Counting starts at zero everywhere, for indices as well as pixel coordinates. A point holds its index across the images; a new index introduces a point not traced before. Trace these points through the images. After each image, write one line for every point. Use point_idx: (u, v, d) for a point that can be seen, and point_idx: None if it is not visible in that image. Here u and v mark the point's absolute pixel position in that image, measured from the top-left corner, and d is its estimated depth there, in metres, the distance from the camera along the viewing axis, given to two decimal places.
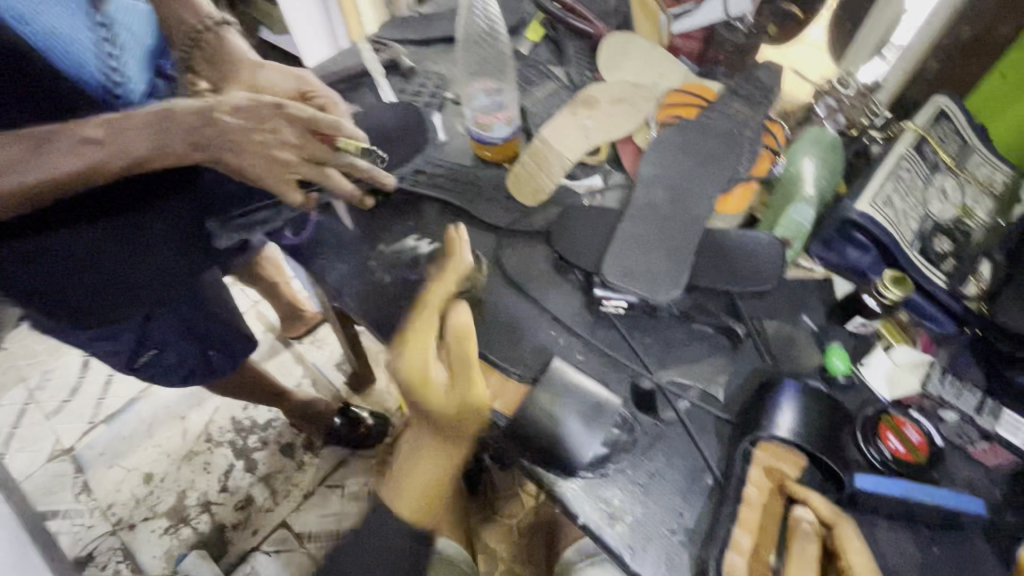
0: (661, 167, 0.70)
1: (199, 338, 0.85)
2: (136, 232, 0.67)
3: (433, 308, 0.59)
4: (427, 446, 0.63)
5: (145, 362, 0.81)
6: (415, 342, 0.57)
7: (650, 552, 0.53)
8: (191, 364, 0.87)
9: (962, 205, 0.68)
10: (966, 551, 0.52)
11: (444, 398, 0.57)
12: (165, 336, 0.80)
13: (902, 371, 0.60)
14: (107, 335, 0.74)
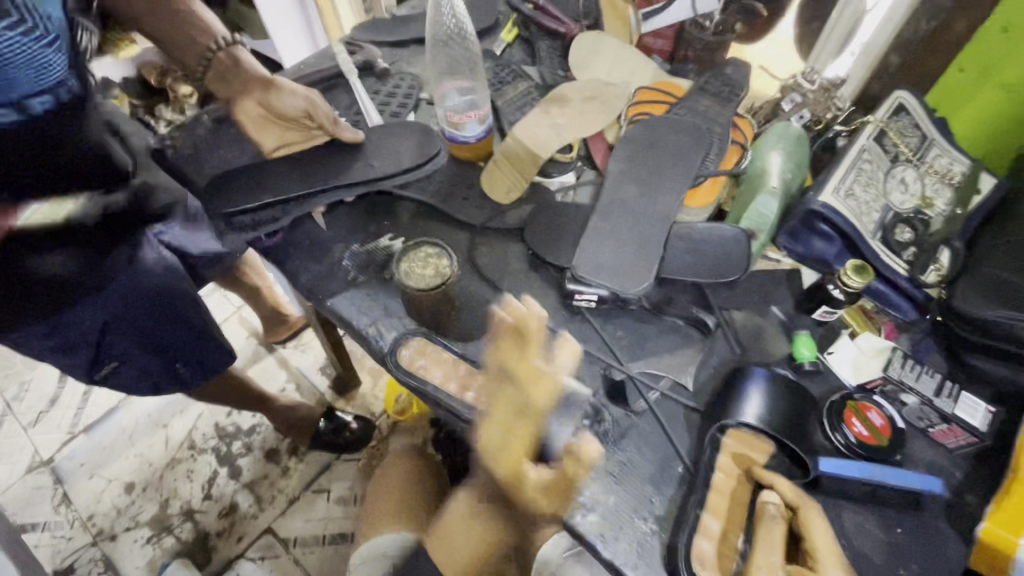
0: (630, 163, 0.72)
1: (162, 352, 0.82)
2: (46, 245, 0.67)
3: (528, 386, 0.49)
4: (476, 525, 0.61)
5: (107, 374, 0.79)
6: (517, 426, 0.50)
7: (622, 541, 0.53)
8: (157, 377, 0.84)
9: (922, 196, 0.70)
10: (928, 531, 0.53)
11: (539, 498, 0.52)
12: (126, 350, 0.78)
13: (867, 358, 0.62)
14: (65, 348, 0.73)
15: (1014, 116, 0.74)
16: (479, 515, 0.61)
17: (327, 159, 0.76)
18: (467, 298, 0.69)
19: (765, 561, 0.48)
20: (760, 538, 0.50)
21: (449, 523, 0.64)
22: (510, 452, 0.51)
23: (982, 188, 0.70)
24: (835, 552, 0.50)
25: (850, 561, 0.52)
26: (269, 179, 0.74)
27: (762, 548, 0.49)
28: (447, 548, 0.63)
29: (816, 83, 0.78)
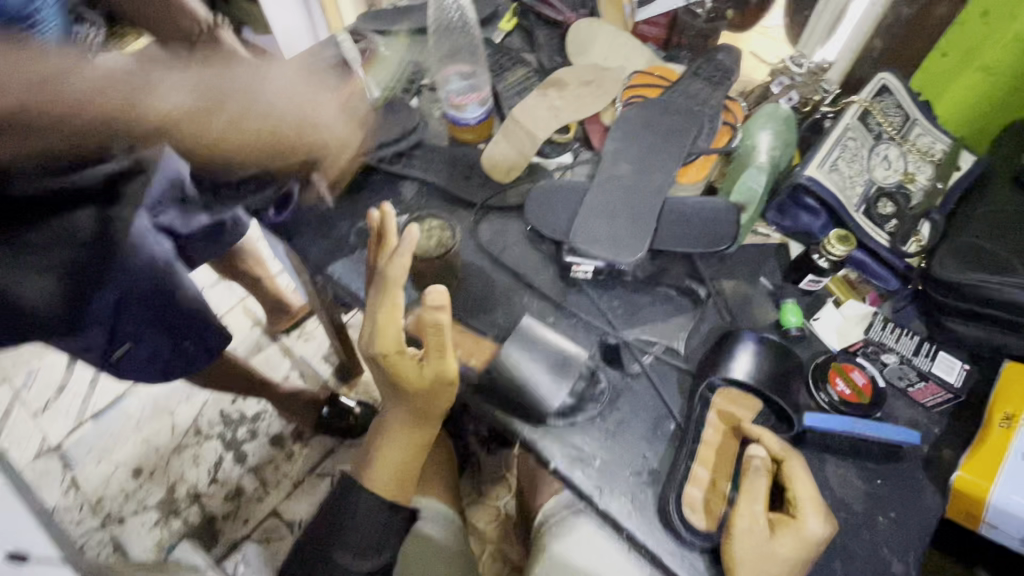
0: (625, 143, 0.74)
1: (172, 330, 0.80)
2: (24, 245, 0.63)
3: (381, 269, 0.56)
4: (395, 427, 0.66)
5: (121, 356, 0.77)
6: (384, 312, 0.55)
7: (616, 492, 0.57)
8: (167, 359, 0.82)
9: (905, 171, 0.73)
10: (908, 482, 0.56)
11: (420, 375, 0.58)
12: (136, 331, 0.76)
13: (849, 325, 0.65)
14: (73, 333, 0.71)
15: (988, 97, 0.80)
16: (388, 427, 0.66)
17: None
18: (470, 273, 0.72)
19: (747, 509, 0.51)
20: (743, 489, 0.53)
21: (370, 440, 0.68)
22: (385, 340, 0.56)
23: (961, 165, 0.74)
24: (818, 499, 0.52)
25: (832, 510, 0.55)
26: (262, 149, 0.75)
27: (746, 498, 0.52)
28: (375, 468, 0.67)
29: (805, 66, 0.83)
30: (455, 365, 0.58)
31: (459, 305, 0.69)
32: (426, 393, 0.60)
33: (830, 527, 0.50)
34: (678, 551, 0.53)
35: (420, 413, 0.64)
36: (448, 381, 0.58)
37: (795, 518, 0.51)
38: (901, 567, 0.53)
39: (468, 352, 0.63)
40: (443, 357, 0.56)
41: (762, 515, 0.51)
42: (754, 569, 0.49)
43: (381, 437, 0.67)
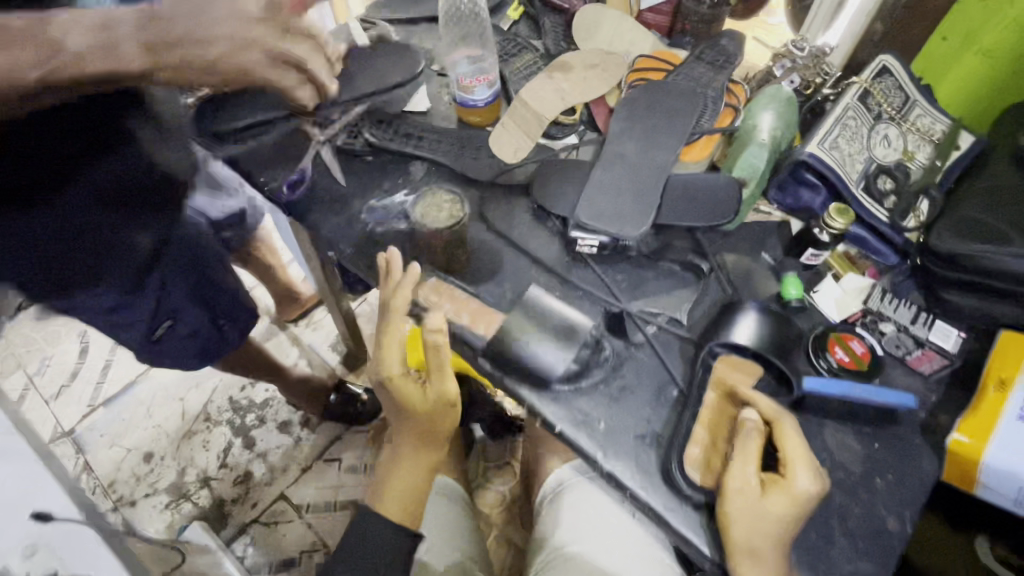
0: (630, 123, 0.76)
1: (207, 304, 0.88)
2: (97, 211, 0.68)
3: (391, 312, 0.67)
4: (403, 455, 0.74)
5: (163, 335, 0.84)
6: (388, 340, 0.67)
7: (619, 451, 0.59)
8: (205, 335, 0.90)
9: (904, 150, 0.75)
10: (903, 445, 0.58)
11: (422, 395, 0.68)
12: (176, 305, 0.83)
13: (849, 297, 0.67)
14: (119, 307, 0.76)
15: (993, 80, 0.79)
16: (401, 456, 0.75)
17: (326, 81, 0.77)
18: (478, 248, 0.74)
19: (740, 471, 0.53)
20: (737, 451, 0.54)
21: (383, 469, 0.76)
22: (388, 366, 0.67)
23: (960, 144, 0.74)
24: (808, 459, 0.54)
25: (830, 472, 0.57)
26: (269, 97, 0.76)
27: (739, 460, 0.53)
28: (389, 495, 0.73)
29: (806, 49, 0.84)
30: (453, 387, 0.67)
31: (469, 277, 0.72)
32: (429, 416, 0.69)
33: (818, 483, 0.52)
34: (679, 508, 0.55)
35: (429, 439, 0.73)
36: (449, 402, 0.68)
37: (786, 477, 0.53)
38: (897, 524, 0.55)
39: (472, 319, 0.65)
40: (442, 378, 0.65)
41: (753, 476, 0.52)
42: (746, 525, 0.51)
43: (394, 467, 0.74)
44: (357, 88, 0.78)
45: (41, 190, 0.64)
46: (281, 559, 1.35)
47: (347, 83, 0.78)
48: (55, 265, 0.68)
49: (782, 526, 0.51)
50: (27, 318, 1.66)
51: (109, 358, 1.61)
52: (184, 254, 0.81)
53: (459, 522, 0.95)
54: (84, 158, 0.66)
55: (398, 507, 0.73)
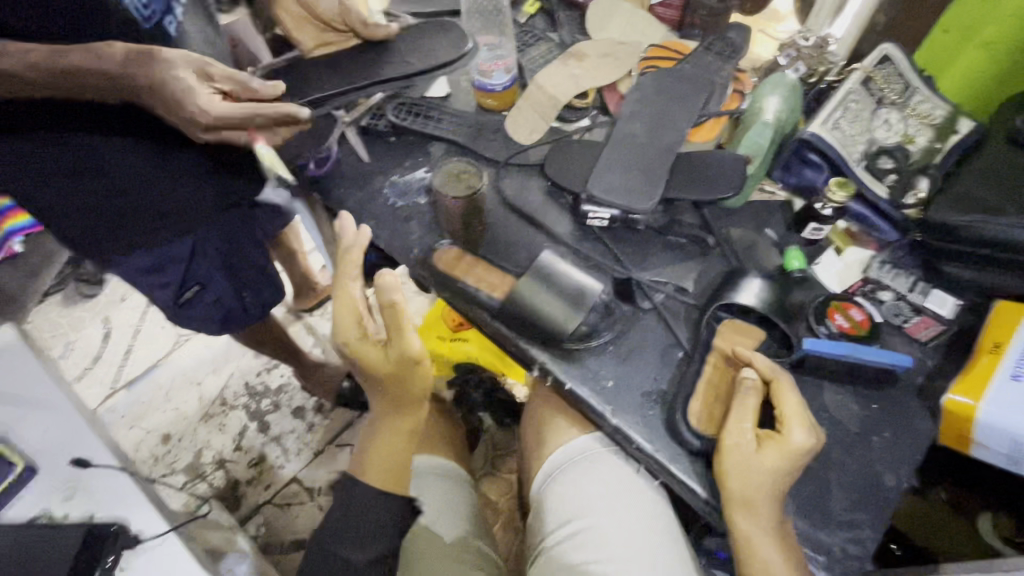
0: (640, 106, 0.80)
1: (235, 278, 0.93)
2: (125, 163, 0.76)
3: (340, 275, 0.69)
4: (383, 422, 0.73)
5: (189, 299, 0.88)
6: (341, 302, 0.68)
7: (626, 406, 0.62)
8: (229, 305, 0.93)
9: (905, 133, 0.77)
10: (898, 407, 0.61)
11: (381, 355, 0.67)
12: (205, 273, 0.88)
13: (849, 271, 0.71)
14: (158, 268, 0.84)
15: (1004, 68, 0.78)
16: (381, 425, 0.73)
17: (366, 61, 0.81)
18: (495, 222, 0.78)
19: (736, 426, 0.55)
20: (735, 407, 0.56)
21: (362, 442, 0.74)
22: (343, 325, 0.67)
23: (960, 128, 0.76)
24: (804, 417, 0.55)
25: (829, 430, 0.60)
26: (318, 82, 0.80)
27: (735, 417, 0.55)
28: (369, 466, 0.71)
29: (811, 40, 0.86)
30: (416, 343, 0.66)
31: (485, 247, 0.75)
32: (397, 376, 0.68)
33: (813, 438, 0.53)
34: (683, 459, 0.58)
35: (403, 407, 0.72)
36: (408, 356, 0.67)
37: (781, 433, 0.54)
38: (893, 479, 0.57)
39: (493, 287, 0.69)
40: (403, 335, 0.66)
41: (750, 431, 0.54)
42: (741, 478, 0.52)
43: (374, 435, 0.73)
44: (401, 61, 0.80)
45: (84, 157, 0.74)
46: (293, 539, 1.35)
47: (392, 57, 0.81)
48: (106, 218, 0.78)
49: (775, 480, 0.52)
50: (55, 302, 1.68)
51: (131, 342, 1.62)
52: (220, 200, 0.86)
53: (458, 501, 0.90)
54: (118, 128, 0.75)
55: (378, 475, 0.70)
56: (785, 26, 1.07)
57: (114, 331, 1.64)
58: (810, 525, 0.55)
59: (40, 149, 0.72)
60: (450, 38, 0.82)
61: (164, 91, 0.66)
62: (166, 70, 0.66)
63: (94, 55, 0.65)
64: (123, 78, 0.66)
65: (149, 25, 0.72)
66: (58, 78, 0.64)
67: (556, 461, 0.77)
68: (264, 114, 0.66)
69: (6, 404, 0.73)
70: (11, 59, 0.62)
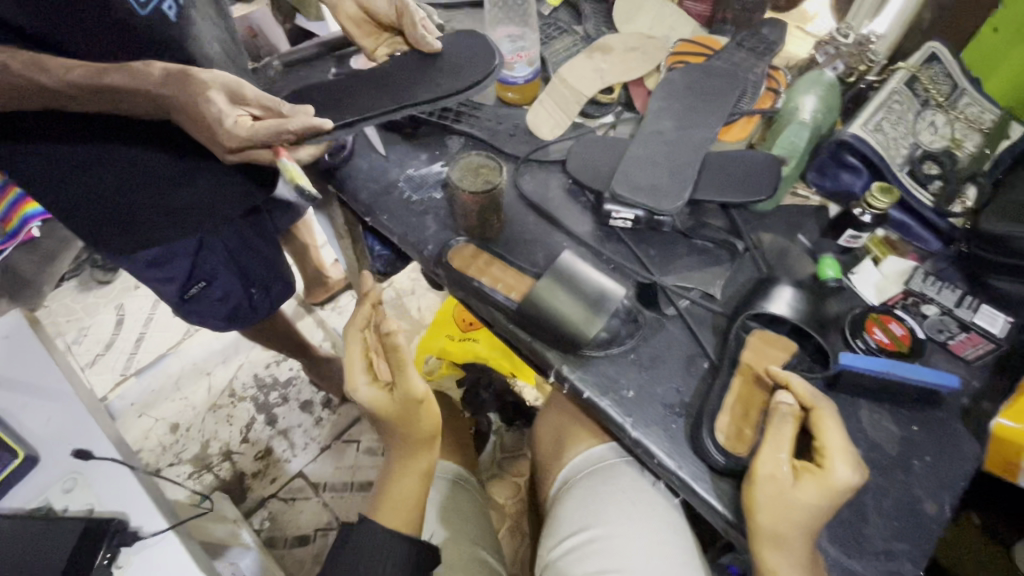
0: (668, 102, 0.76)
1: (241, 274, 0.95)
2: (137, 167, 0.74)
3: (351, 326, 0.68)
4: (399, 464, 0.71)
5: (195, 295, 0.91)
6: (349, 354, 0.66)
7: (647, 419, 0.58)
8: (235, 301, 0.96)
9: (951, 137, 0.72)
10: (941, 430, 0.57)
11: (389, 399, 0.65)
12: (213, 269, 0.90)
13: (889, 282, 0.66)
14: (162, 261, 0.84)
15: None
16: (395, 469, 0.71)
17: (397, 71, 0.77)
18: (514, 219, 0.74)
19: (771, 455, 0.51)
20: (771, 435, 0.52)
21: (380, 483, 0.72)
22: (354, 370, 0.66)
23: (1012, 133, 0.71)
24: (848, 452, 0.50)
25: (866, 451, 0.56)
26: (345, 99, 0.74)
27: (771, 446, 0.51)
28: (383, 504, 0.69)
29: (850, 37, 0.82)
30: (418, 382, 0.64)
31: (501, 245, 0.72)
32: (402, 417, 0.66)
33: (859, 474, 0.49)
34: (707, 477, 0.55)
35: (415, 446, 0.70)
36: (416, 398, 0.64)
37: (822, 466, 0.50)
38: (934, 507, 0.53)
39: (510, 287, 0.67)
40: (404, 374, 0.63)
41: (786, 462, 0.50)
42: (773, 512, 0.49)
43: (388, 480, 0.71)
44: (432, 81, 0.76)
45: (108, 157, 0.72)
46: (296, 535, 1.32)
47: (421, 73, 0.77)
48: (115, 217, 0.76)
49: (814, 516, 0.49)
50: (70, 287, 1.68)
51: (143, 330, 1.61)
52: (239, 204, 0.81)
53: (469, 511, 0.87)
54: (135, 131, 0.72)
55: (391, 515, 0.68)
56: (819, 22, 1.02)
57: (127, 318, 1.63)
58: (845, 555, 0.51)
59: (60, 151, 0.70)
60: (481, 58, 0.77)
61: (195, 112, 0.60)
62: (201, 92, 0.60)
63: (134, 74, 0.60)
64: (160, 98, 0.61)
65: (145, 10, 0.66)
66: (94, 94, 0.61)
67: (564, 474, 0.77)
68: (293, 128, 0.59)
69: (10, 390, 0.72)
70: (50, 76, 0.59)
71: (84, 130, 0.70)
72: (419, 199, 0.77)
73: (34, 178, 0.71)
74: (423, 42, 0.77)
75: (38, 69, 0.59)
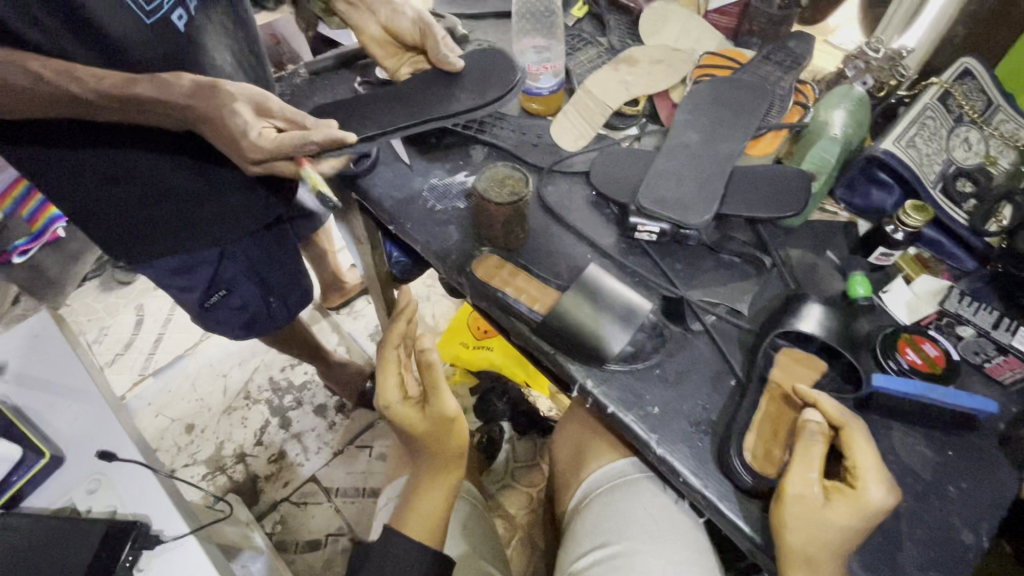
0: (695, 114, 0.76)
1: (262, 283, 0.95)
2: (162, 181, 0.75)
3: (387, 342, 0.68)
4: (427, 479, 0.73)
5: (216, 302, 0.92)
6: (385, 369, 0.66)
7: (673, 437, 0.57)
8: (253, 310, 0.96)
9: (986, 153, 0.71)
10: (977, 455, 0.55)
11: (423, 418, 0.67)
12: (233, 278, 0.91)
13: (920, 301, 0.64)
14: (184, 270, 0.85)
15: None
16: (421, 487, 0.72)
17: (426, 83, 0.78)
18: (536, 228, 0.74)
19: (801, 475, 0.49)
20: (799, 454, 0.50)
21: (404, 497, 0.73)
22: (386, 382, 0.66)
23: None
24: (882, 473, 0.49)
25: (899, 475, 0.54)
26: (375, 112, 0.76)
27: (801, 464, 0.50)
28: (409, 519, 0.69)
29: (881, 52, 0.80)
30: (452, 403, 0.67)
31: (526, 258, 0.71)
32: (433, 434, 0.69)
33: (893, 495, 0.47)
34: (734, 498, 0.53)
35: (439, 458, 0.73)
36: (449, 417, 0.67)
37: (854, 487, 0.48)
38: (971, 536, 0.51)
39: (535, 298, 0.66)
40: (440, 395, 0.66)
41: (817, 482, 0.49)
42: (804, 533, 0.47)
43: (413, 494, 0.72)
44: (452, 99, 0.77)
45: (128, 169, 0.73)
46: (308, 540, 1.32)
47: (445, 89, 0.78)
48: (140, 225, 0.78)
49: (843, 538, 0.47)
50: (91, 287, 1.70)
51: (162, 330, 1.63)
52: (262, 213, 0.86)
53: (485, 531, 0.88)
54: (161, 144, 0.73)
55: (419, 530, 0.68)
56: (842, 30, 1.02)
57: (146, 319, 1.65)
58: None
59: (86, 163, 0.70)
60: (500, 77, 0.78)
61: (219, 124, 0.61)
62: (229, 104, 0.60)
63: (163, 89, 0.60)
64: (187, 109, 0.61)
65: (151, 19, 0.66)
66: (121, 103, 0.61)
67: (580, 490, 0.76)
68: (315, 140, 0.59)
69: (40, 390, 0.73)
70: (81, 85, 0.58)
71: (104, 140, 0.69)
72: (443, 209, 0.77)
73: (55, 188, 0.72)
74: (447, 61, 0.78)
75: (69, 78, 0.58)
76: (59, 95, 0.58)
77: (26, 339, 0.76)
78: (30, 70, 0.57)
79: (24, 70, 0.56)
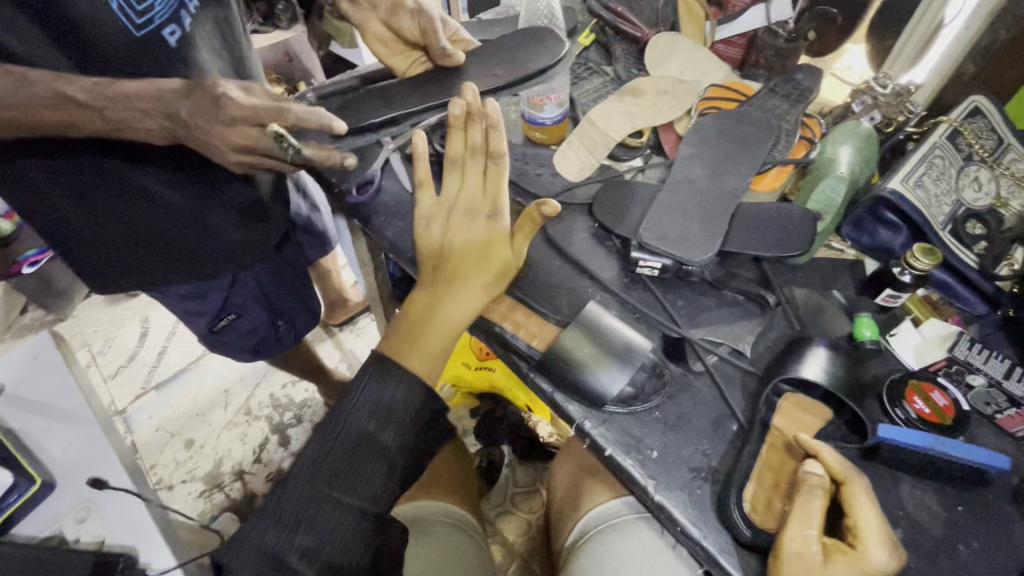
0: (700, 148, 0.75)
1: (270, 306, 0.96)
2: (141, 216, 0.74)
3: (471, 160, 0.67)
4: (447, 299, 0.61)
5: (225, 326, 0.93)
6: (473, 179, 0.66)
7: (672, 484, 0.56)
8: (263, 333, 0.98)
9: (996, 195, 0.70)
10: (989, 512, 0.53)
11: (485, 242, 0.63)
12: (242, 302, 0.92)
13: (930, 345, 0.63)
14: (197, 295, 0.87)
15: None
16: (441, 289, 0.62)
17: (427, 84, 0.76)
18: (536, 261, 0.73)
19: (799, 532, 0.47)
20: (797, 509, 0.48)
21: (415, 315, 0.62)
22: (463, 189, 0.66)
23: None
24: (883, 531, 0.47)
25: (907, 532, 0.52)
26: (360, 110, 0.73)
27: (799, 521, 0.48)
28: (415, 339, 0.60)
29: (889, 87, 0.79)
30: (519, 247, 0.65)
31: (524, 292, 0.70)
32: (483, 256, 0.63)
33: (895, 559, 0.45)
34: (734, 550, 0.52)
35: (494, 278, 0.63)
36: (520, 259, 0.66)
37: (855, 547, 0.46)
38: None
39: (533, 334, 0.64)
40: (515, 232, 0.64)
41: (816, 540, 0.47)
42: None
43: (429, 312, 0.61)
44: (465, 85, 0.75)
45: (108, 205, 0.72)
46: None
47: (457, 79, 0.76)
48: (124, 258, 0.78)
49: None
50: (97, 299, 1.70)
51: (165, 343, 1.62)
52: (256, 248, 0.86)
53: (482, 560, 0.86)
54: (145, 177, 0.72)
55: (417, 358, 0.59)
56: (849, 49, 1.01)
57: (150, 331, 1.64)
58: None
59: (65, 198, 0.69)
60: (543, 46, 0.79)
61: (208, 105, 0.55)
62: (212, 82, 0.56)
63: (150, 85, 0.57)
64: (176, 109, 0.56)
65: (143, 32, 0.65)
66: (110, 107, 0.57)
67: (578, 530, 0.75)
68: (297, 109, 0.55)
69: (40, 415, 0.73)
70: (72, 84, 0.56)
71: (84, 174, 0.68)
72: None
73: (37, 222, 0.72)
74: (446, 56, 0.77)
75: (62, 79, 0.55)
76: (45, 94, 0.54)
77: (23, 360, 0.76)
78: (18, 75, 0.54)
79: (9, 75, 0.54)
